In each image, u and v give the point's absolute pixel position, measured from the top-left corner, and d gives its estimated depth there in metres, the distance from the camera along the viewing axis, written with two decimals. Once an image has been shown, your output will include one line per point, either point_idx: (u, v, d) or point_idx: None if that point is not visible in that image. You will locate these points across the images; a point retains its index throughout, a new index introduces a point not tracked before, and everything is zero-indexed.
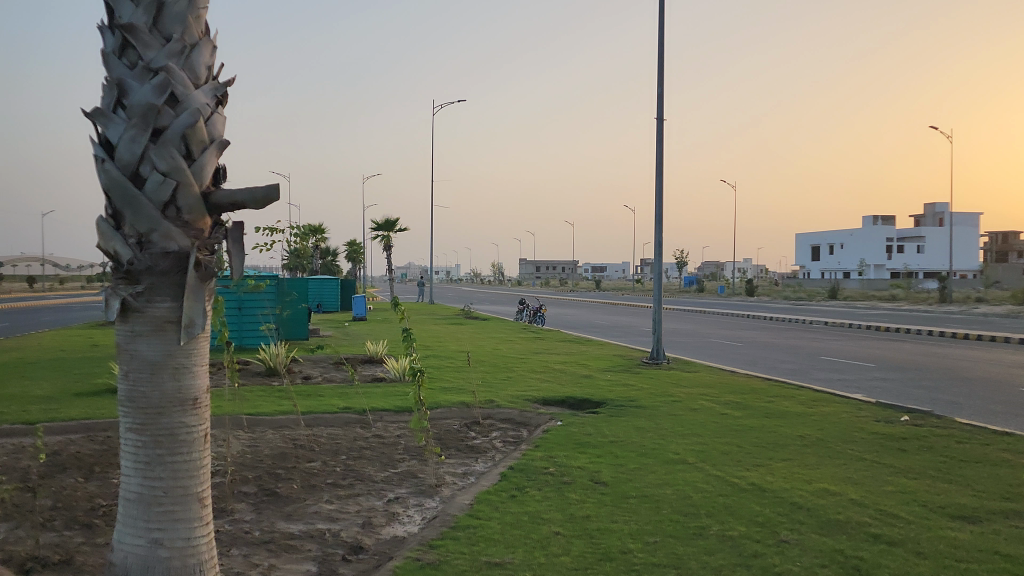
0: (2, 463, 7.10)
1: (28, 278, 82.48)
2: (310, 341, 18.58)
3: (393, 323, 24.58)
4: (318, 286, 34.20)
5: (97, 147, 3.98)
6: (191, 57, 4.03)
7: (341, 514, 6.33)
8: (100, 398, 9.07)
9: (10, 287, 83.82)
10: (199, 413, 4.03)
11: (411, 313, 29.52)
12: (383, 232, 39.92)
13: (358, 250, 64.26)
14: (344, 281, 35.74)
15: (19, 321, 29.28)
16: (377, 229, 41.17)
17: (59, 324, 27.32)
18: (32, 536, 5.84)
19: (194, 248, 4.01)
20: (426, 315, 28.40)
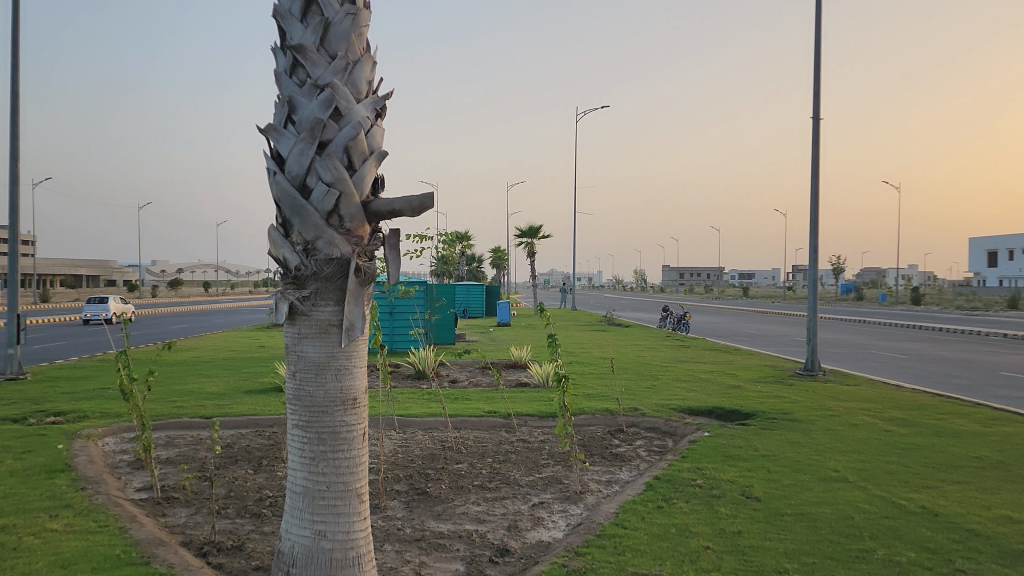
0: (183, 453, 7.75)
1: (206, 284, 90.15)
2: (456, 346, 19.08)
3: (536, 328, 24.81)
4: (465, 291, 35.10)
5: (270, 160, 4.27)
6: (353, 73, 4.24)
7: (488, 516, 6.44)
8: (267, 396, 9.70)
9: (190, 292, 91.88)
10: (358, 413, 4.22)
11: (555, 319, 29.64)
12: (527, 239, 40.43)
13: (504, 259, 65.60)
14: (490, 288, 36.49)
15: (199, 323, 32.22)
16: (521, 235, 41.74)
17: (232, 326, 29.61)
18: (210, 522, 6.33)
19: (355, 255, 4.21)
20: (570, 322, 28.47)
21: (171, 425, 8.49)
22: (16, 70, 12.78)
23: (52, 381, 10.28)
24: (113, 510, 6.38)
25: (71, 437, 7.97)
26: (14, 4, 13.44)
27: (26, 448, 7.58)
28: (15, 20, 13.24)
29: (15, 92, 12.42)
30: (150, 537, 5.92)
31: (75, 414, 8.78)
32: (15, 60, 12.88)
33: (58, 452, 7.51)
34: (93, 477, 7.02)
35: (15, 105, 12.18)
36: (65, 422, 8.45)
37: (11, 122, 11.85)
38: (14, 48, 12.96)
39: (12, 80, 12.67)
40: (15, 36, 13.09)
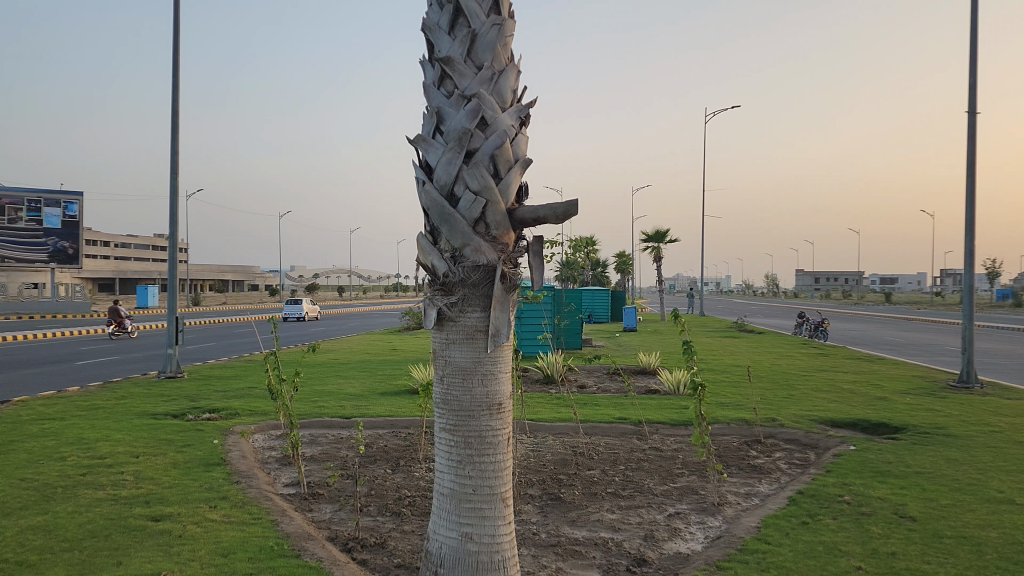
0: (326, 451, 8.09)
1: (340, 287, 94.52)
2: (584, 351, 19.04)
3: (665, 334, 24.32)
4: (590, 296, 35.04)
5: (419, 170, 4.39)
6: (499, 82, 4.28)
7: (623, 524, 6.37)
8: (402, 397, 9.99)
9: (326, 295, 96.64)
10: (503, 417, 4.27)
11: (684, 325, 29.02)
12: (652, 243, 39.82)
13: (628, 263, 64.95)
14: (615, 292, 36.24)
15: (338, 326, 33.89)
16: (647, 240, 41.16)
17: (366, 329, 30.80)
18: (353, 519, 6.57)
19: (501, 262, 4.26)
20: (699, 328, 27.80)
21: (314, 424, 8.88)
22: (176, 86, 13.72)
23: (207, 380, 10.99)
24: (265, 503, 6.74)
25: (225, 433, 8.48)
26: (175, 24, 14.45)
27: (185, 442, 8.13)
28: (177, 40, 14.23)
29: (176, 106, 13.35)
30: (299, 531, 6.21)
31: (227, 410, 9.35)
32: (175, 76, 13.84)
33: (214, 447, 8.01)
34: (245, 470, 7.44)
35: (176, 119, 13.09)
36: (218, 418, 9.01)
37: (172, 135, 12.74)
38: (175, 66, 13.95)
39: (173, 97, 13.61)
40: (176, 55, 14.09)
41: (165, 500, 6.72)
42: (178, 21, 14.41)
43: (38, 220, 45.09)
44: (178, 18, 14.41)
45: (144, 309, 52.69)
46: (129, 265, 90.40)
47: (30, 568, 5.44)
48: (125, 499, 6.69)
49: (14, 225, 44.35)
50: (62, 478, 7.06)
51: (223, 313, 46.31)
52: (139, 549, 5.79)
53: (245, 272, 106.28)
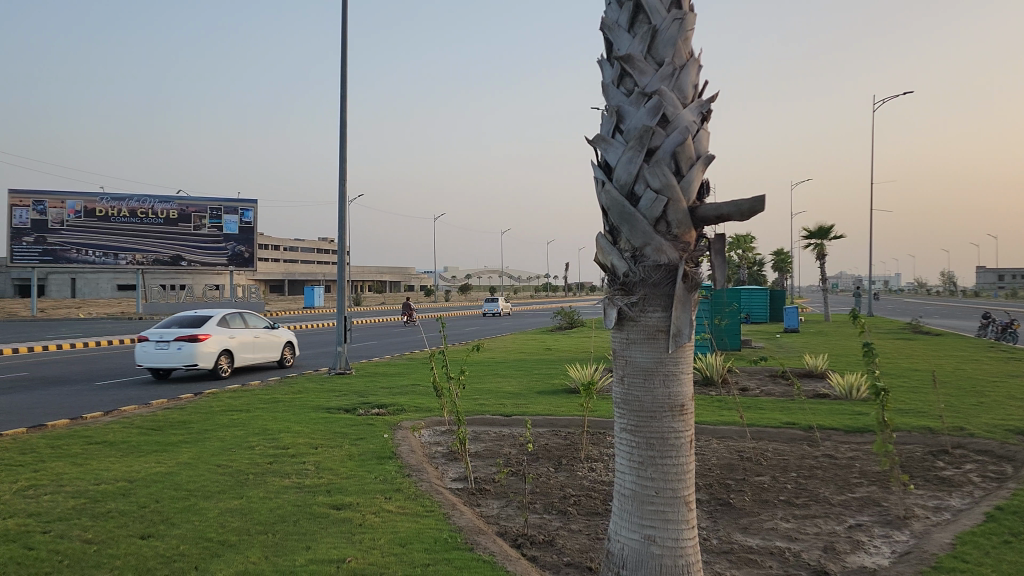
0: (490, 448, 8.27)
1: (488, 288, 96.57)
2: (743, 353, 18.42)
3: (832, 336, 23.11)
4: (748, 296, 33.94)
5: (598, 170, 4.38)
6: (680, 78, 4.21)
7: (799, 534, 6.09)
8: (560, 397, 10.04)
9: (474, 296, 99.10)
10: (685, 419, 4.18)
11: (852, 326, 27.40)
12: (814, 241, 37.96)
13: (786, 261, 62.23)
14: (774, 292, 34.85)
15: (490, 326, 34.62)
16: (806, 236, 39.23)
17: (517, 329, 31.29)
18: (521, 515, 6.67)
19: (682, 261, 4.18)
20: (869, 330, 26.16)
21: (477, 421, 9.09)
22: (343, 98, 14.45)
23: (373, 377, 11.51)
24: (436, 496, 6.97)
25: (394, 428, 8.85)
26: (341, 39, 15.21)
27: (358, 435, 8.55)
28: (344, 53, 15.00)
29: (344, 117, 14.05)
30: (470, 525, 6.37)
31: (394, 406, 9.74)
32: (343, 88, 14.58)
33: (384, 441, 8.38)
34: (415, 464, 7.73)
35: (344, 130, 13.78)
36: (387, 414, 9.41)
37: (340, 144, 13.41)
38: (343, 79, 14.70)
39: (340, 107, 14.33)
40: (343, 68, 14.85)
41: (344, 490, 7.10)
42: (344, 36, 15.18)
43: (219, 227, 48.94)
44: (344, 32, 15.17)
45: (307, 309, 55.98)
46: (293, 267, 96.44)
47: (231, 548, 5.89)
48: (308, 488, 7.12)
49: (199, 232, 48.41)
50: (252, 465, 7.62)
51: (383, 313, 48.48)
52: (324, 536, 6.14)
53: (398, 274, 110.85)
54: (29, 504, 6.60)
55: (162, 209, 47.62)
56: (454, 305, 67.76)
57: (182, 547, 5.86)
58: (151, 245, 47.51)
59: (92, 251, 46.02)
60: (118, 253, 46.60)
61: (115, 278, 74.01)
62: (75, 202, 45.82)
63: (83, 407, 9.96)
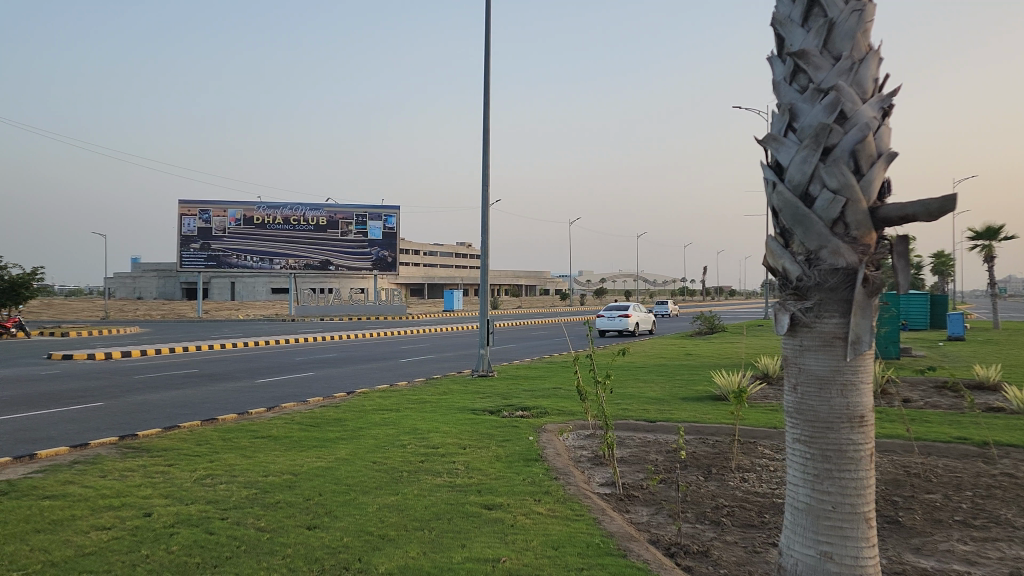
0: (636, 454, 8.18)
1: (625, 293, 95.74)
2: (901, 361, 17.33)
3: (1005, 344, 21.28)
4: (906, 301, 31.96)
5: (769, 171, 4.23)
6: (859, 72, 4.00)
7: (979, 558, 5.64)
8: (705, 403, 9.82)
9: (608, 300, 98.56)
10: (865, 431, 3.96)
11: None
12: (981, 241, 35.21)
13: (946, 262, 58.02)
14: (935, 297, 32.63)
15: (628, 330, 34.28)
16: (972, 237, 36.48)
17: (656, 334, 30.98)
18: (672, 524, 6.52)
19: (863, 264, 3.95)
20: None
21: (621, 426, 9.03)
22: (487, 104, 14.75)
23: (515, 379, 11.67)
24: (585, 501, 6.95)
25: (539, 430, 8.92)
26: (485, 47, 15.51)
27: (504, 437, 8.68)
28: (487, 61, 15.29)
29: (487, 124, 14.31)
30: (622, 531, 6.30)
31: (537, 409, 9.83)
32: (485, 96, 14.87)
33: (530, 443, 8.45)
34: (562, 468, 7.76)
35: (487, 137, 14.03)
36: (530, 416, 9.51)
37: (483, 150, 13.65)
38: (487, 85, 14.99)
39: (484, 114, 14.61)
40: (486, 75, 15.13)
41: (494, 490, 7.21)
42: (487, 44, 15.48)
43: (364, 233, 51.10)
44: (488, 40, 15.48)
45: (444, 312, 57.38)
46: (430, 270, 99.30)
47: (391, 542, 6.10)
48: (460, 487, 7.28)
49: (346, 237, 50.78)
50: (405, 463, 7.88)
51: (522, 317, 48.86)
52: (478, 535, 6.25)
53: (532, 278, 112.26)
54: (208, 492, 7.12)
55: (312, 216, 50.31)
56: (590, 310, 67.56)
57: (346, 540, 6.13)
58: (302, 250, 50.27)
59: (250, 257, 49.24)
60: (273, 258, 49.60)
61: (269, 281, 78.57)
62: (235, 210, 49.22)
63: (248, 403, 10.65)
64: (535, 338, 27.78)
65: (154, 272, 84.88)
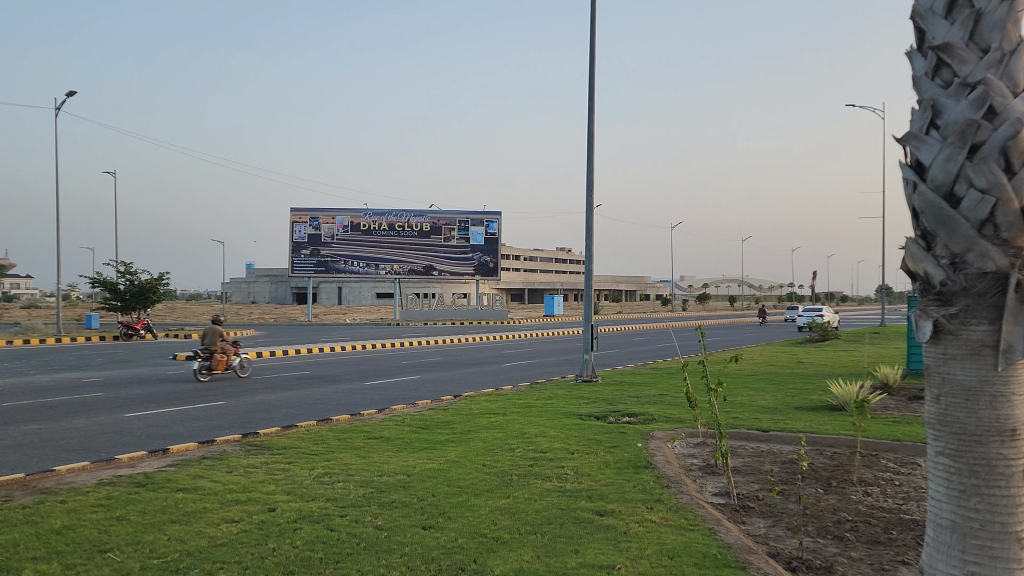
0: (749, 464, 7.97)
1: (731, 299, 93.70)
2: None
3: None
4: None
5: (909, 170, 4.04)
6: (1010, 64, 3.78)
7: None
8: (821, 414, 9.47)
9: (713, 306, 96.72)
10: (1017, 445, 3.72)
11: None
12: None
13: None
14: None
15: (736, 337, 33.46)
16: None
17: (766, 340, 30.22)
18: (792, 537, 6.30)
19: (1015, 268, 3.71)
20: None
21: (733, 435, 8.82)
22: (591, 109, 14.73)
23: (620, 385, 11.57)
24: (698, 510, 6.81)
25: (647, 437, 8.82)
26: (591, 52, 15.52)
27: (612, 443, 8.61)
28: (592, 66, 15.30)
29: (592, 129, 14.29)
30: (739, 543, 6.12)
31: (644, 416, 9.72)
32: (590, 101, 14.88)
33: (638, 450, 8.36)
34: (673, 476, 7.63)
35: (592, 142, 14.01)
36: (638, 423, 9.41)
37: (588, 155, 13.64)
38: (591, 90, 14.99)
39: (589, 119, 14.61)
40: (591, 80, 15.13)
41: (605, 496, 7.15)
42: (592, 49, 15.48)
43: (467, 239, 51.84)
44: (592, 45, 15.47)
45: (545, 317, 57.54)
46: (530, 276, 99.94)
47: (505, 545, 6.15)
48: (570, 492, 7.26)
49: (448, 243, 51.65)
50: (514, 467, 7.93)
51: (627, 323, 48.26)
52: (591, 540, 6.21)
53: (631, 283, 111.47)
54: (326, 489, 7.37)
55: (417, 223, 51.51)
56: (694, 316, 66.31)
57: (460, 540, 6.22)
58: (406, 256, 51.44)
59: (357, 263, 50.82)
60: (379, 265, 51.04)
61: (375, 287, 80.67)
62: (343, 217, 50.84)
63: (359, 405, 10.98)
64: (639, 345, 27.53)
65: (267, 278, 88.65)
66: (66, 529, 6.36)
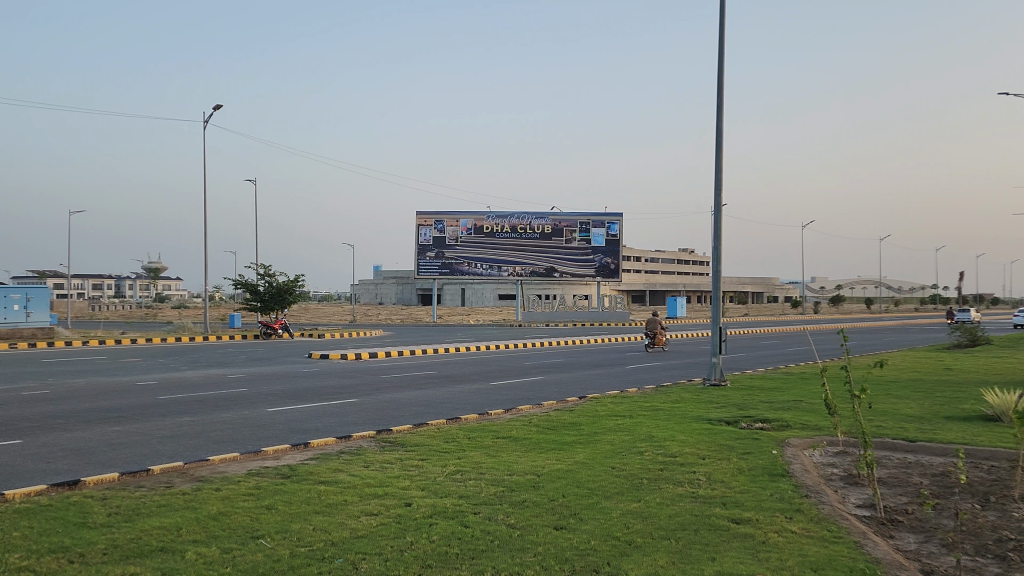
0: (895, 475, 7.55)
1: (867, 301, 89.30)
2: None
3: None
4: None
5: None
6: None
7: None
8: (975, 424, 8.84)
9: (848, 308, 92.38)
10: None
11: None
12: None
13: None
14: None
15: (874, 340, 31.73)
16: None
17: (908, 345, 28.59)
18: (948, 555, 5.91)
19: None
20: None
21: (877, 444, 8.39)
22: (721, 105, 14.39)
23: (751, 389, 11.22)
24: (842, 522, 6.50)
25: (782, 444, 8.52)
26: (721, 48, 15.17)
27: (745, 449, 8.36)
28: (721, 63, 14.93)
29: (721, 126, 13.95)
30: (889, 558, 5.80)
31: (779, 422, 9.39)
32: (720, 98, 14.54)
33: (774, 457, 8.08)
34: (813, 485, 7.33)
35: (722, 141, 13.65)
36: (772, 429, 9.11)
37: (717, 155, 13.31)
38: (721, 87, 14.63)
39: (718, 116, 14.27)
40: (721, 77, 14.76)
41: (740, 504, 6.95)
42: (722, 45, 15.11)
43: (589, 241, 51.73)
44: (722, 40, 15.11)
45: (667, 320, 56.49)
46: (650, 277, 98.67)
47: (638, 549, 6.07)
48: (703, 498, 7.10)
49: (570, 245, 51.67)
50: (644, 471, 7.82)
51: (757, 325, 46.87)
52: (728, 548, 6.04)
53: (756, 284, 108.23)
54: (459, 487, 7.53)
55: (538, 224, 51.87)
56: (825, 318, 63.54)
57: (593, 542, 6.20)
58: (528, 257, 51.90)
59: (480, 264, 51.80)
60: (501, 266, 51.78)
61: (496, 288, 81.84)
62: (467, 219, 51.90)
63: (486, 404, 11.16)
64: (768, 348, 26.58)
65: (394, 279, 91.63)
66: (221, 516, 6.78)
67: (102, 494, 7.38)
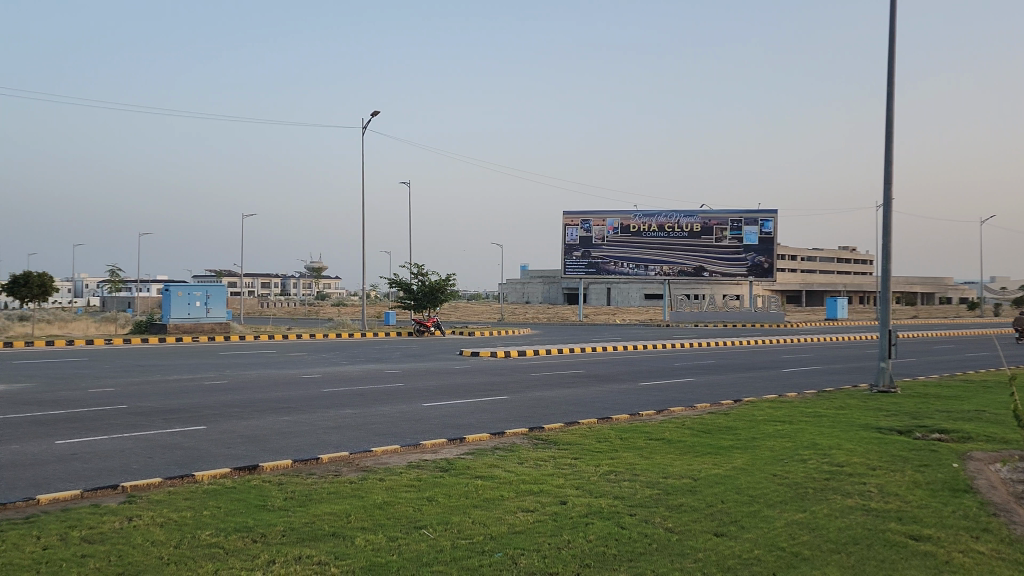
0: None
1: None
2: None
3: None
4: None
5: None
6: None
7: None
8: None
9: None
10: None
11: None
12: None
13: None
14: None
15: None
16: None
17: None
18: None
19: None
20: None
21: None
22: (891, 95, 13.49)
23: (925, 398, 10.46)
24: None
25: (965, 458, 7.87)
26: (891, 33, 14.23)
27: (922, 461, 7.79)
28: (892, 49, 14.00)
29: (890, 118, 13.08)
30: None
31: (959, 433, 8.69)
32: (890, 87, 13.64)
33: (955, 470, 7.48)
34: (1003, 504, 6.71)
35: (892, 132, 12.81)
36: (952, 440, 8.44)
37: (886, 148, 12.50)
38: (892, 75, 13.71)
39: (887, 107, 13.39)
40: (892, 65, 13.84)
41: (918, 520, 6.48)
42: (891, 31, 14.17)
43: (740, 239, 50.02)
44: (892, 24, 14.18)
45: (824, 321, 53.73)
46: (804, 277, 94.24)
47: (807, 561, 5.79)
48: (876, 511, 6.68)
49: (720, 244, 50.16)
50: (809, 480, 7.46)
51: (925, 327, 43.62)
52: (907, 566, 5.64)
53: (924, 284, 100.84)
54: (613, 487, 7.48)
55: (687, 223, 50.79)
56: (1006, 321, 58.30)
57: (756, 552, 5.97)
58: (676, 257, 50.95)
59: (626, 263, 51.44)
60: (649, 265, 51.17)
61: (642, 288, 80.90)
62: (614, 219, 51.67)
63: (637, 405, 11.02)
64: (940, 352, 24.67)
65: (540, 279, 92.70)
66: (386, 505, 7.08)
67: (278, 479, 7.90)
